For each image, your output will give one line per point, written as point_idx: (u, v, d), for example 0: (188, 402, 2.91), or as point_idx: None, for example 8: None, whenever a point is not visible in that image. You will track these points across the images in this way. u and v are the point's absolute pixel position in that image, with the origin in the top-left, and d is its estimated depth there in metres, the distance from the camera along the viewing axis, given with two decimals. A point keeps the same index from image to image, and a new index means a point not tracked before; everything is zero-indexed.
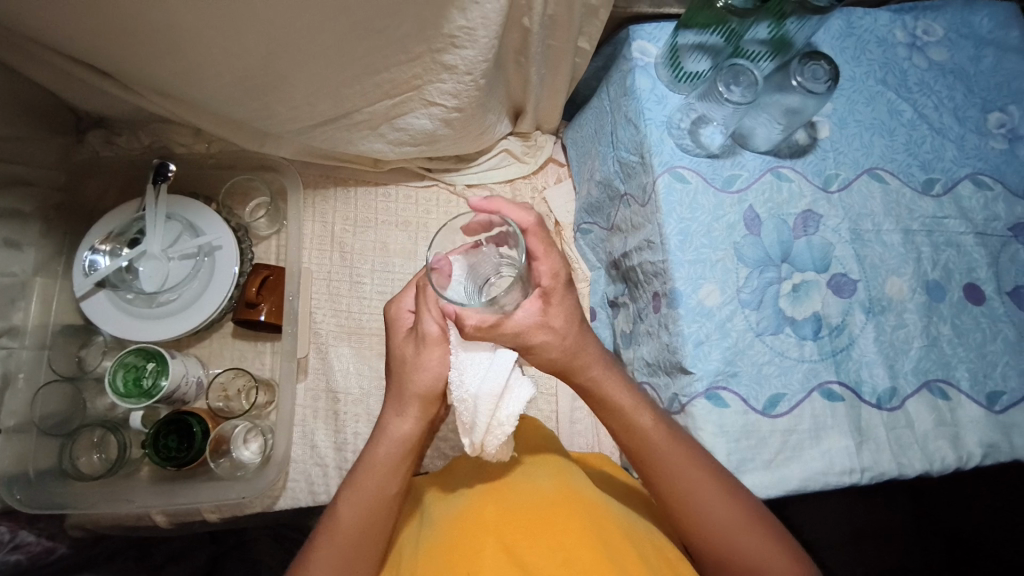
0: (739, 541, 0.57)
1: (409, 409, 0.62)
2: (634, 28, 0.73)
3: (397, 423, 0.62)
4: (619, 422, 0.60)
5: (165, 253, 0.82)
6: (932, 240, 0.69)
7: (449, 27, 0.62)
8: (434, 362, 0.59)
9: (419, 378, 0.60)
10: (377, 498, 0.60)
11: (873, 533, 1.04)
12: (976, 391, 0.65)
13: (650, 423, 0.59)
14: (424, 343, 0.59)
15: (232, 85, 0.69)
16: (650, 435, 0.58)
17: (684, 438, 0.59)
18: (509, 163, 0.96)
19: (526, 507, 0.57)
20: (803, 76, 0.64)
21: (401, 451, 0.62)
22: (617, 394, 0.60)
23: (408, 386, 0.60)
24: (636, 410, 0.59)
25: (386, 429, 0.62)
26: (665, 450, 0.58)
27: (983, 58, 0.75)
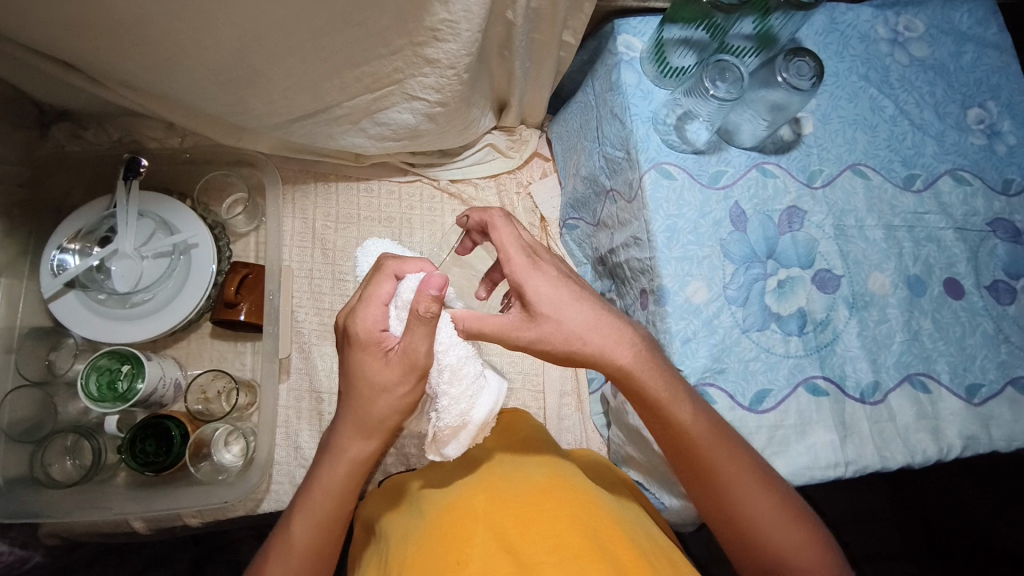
0: (770, 530, 0.57)
1: (374, 436, 0.57)
2: (619, 22, 0.72)
3: (358, 446, 0.57)
4: (658, 416, 0.57)
5: (138, 251, 0.79)
6: (913, 235, 0.69)
7: (431, 19, 0.60)
8: (413, 392, 0.55)
9: (390, 404, 0.55)
10: (329, 516, 0.59)
11: (854, 520, 1.06)
12: (956, 383, 0.66)
13: (692, 417, 0.56)
14: (407, 371, 0.53)
15: (206, 79, 0.66)
16: (690, 429, 0.56)
17: (720, 428, 0.57)
18: (494, 157, 0.95)
19: (517, 495, 0.57)
20: (788, 72, 0.64)
21: (357, 472, 0.59)
22: (653, 385, 0.56)
23: (374, 415, 0.55)
24: (675, 404, 0.56)
25: (344, 451, 0.58)
26: (704, 442, 0.56)
27: (963, 54, 0.76)
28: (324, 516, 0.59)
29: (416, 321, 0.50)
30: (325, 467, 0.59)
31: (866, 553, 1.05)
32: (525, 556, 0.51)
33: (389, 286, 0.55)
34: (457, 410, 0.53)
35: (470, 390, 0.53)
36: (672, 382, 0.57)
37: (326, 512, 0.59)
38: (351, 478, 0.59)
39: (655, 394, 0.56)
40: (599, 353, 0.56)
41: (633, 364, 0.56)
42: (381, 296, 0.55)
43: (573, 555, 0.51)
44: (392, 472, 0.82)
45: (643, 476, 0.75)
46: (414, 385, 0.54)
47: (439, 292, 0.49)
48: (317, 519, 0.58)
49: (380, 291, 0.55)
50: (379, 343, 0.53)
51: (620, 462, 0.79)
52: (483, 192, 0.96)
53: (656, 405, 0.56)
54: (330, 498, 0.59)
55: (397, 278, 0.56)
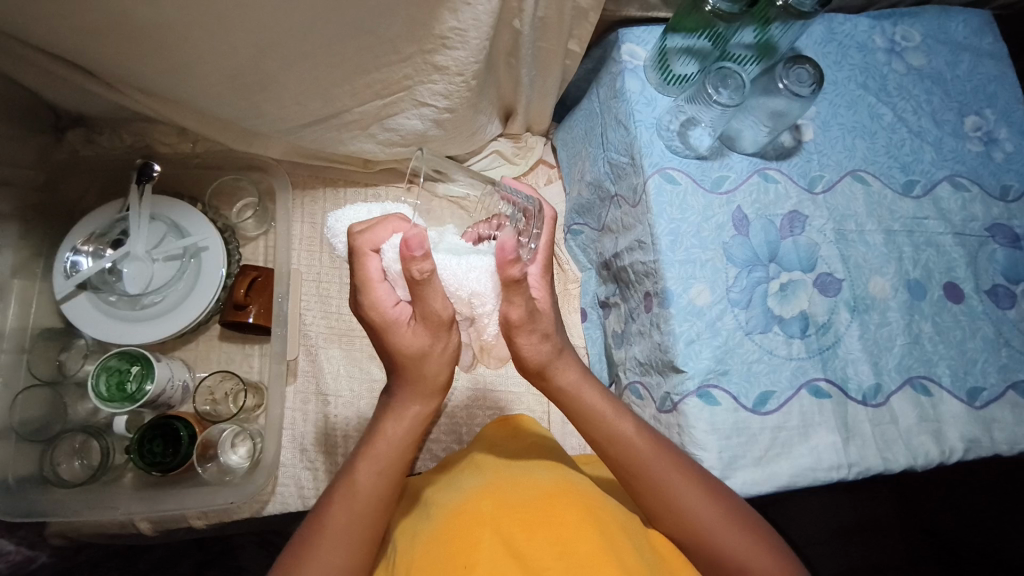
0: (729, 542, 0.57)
1: (433, 394, 0.59)
2: (622, 31, 0.74)
3: (419, 404, 0.59)
4: (601, 430, 0.59)
5: (150, 254, 0.80)
6: (913, 240, 0.71)
7: (440, 28, 0.62)
8: (451, 342, 0.55)
9: (438, 362, 0.56)
10: (394, 462, 0.59)
11: (858, 529, 1.06)
12: (957, 386, 0.67)
13: (634, 430, 0.59)
14: (442, 330, 0.53)
15: (220, 84, 0.68)
16: (634, 443, 0.58)
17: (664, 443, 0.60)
18: (501, 165, 0.96)
19: (523, 501, 0.57)
20: (789, 79, 0.65)
21: (420, 427, 0.61)
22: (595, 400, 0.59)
23: (424, 374, 0.56)
24: (617, 416, 0.59)
25: (406, 411, 0.59)
26: (648, 455, 0.58)
27: (959, 64, 0.78)
28: (390, 461, 0.59)
29: (418, 287, 0.48)
30: (389, 422, 0.60)
31: (870, 562, 1.04)
32: (530, 563, 0.51)
33: (376, 259, 0.52)
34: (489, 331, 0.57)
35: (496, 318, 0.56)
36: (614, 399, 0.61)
37: (387, 466, 0.59)
38: (415, 428, 0.60)
39: (597, 408, 0.59)
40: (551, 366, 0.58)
41: (582, 386, 0.59)
42: (374, 275, 0.53)
43: (580, 565, 0.51)
44: None
45: None
46: (450, 335, 0.55)
47: (424, 249, 0.45)
48: (385, 460, 0.59)
49: (370, 272, 0.52)
50: (403, 320, 0.54)
51: None
52: None
53: (596, 419, 0.59)
54: (392, 454, 0.59)
55: (379, 251, 0.52)
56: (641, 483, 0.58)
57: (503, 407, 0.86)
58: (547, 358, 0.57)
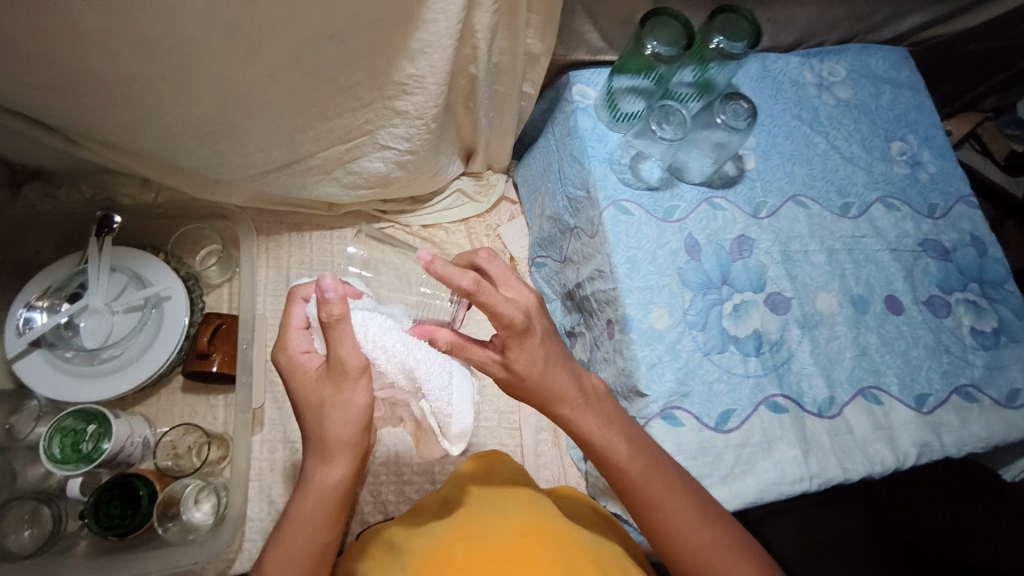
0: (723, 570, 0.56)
1: (340, 457, 0.57)
2: (573, 73, 0.77)
3: (323, 472, 0.57)
4: (598, 456, 0.57)
5: (109, 307, 0.79)
6: (853, 257, 0.75)
7: (399, 75, 0.65)
8: (357, 396, 0.54)
9: (341, 419, 0.55)
10: (303, 553, 0.56)
11: None
12: (905, 394, 0.70)
13: (628, 457, 0.57)
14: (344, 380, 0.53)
15: (182, 134, 0.69)
16: (628, 472, 0.56)
17: (660, 467, 0.58)
18: (463, 203, 1.00)
19: (497, 544, 0.57)
20: (726, 114, 0.70)
21: (331, 499, 0.58)
22: (592, 428, 0.57)
23: (327, 434, 0.55)
24: (612, 443, 0.57)
25: (312, 478, 0.58)
26: (644, 483, 0.56)
27: (882, 95, 0.85)
28: (301, 553, 0.56)
29: (330, 328, 0.49)
30: (304, 501, 0.57)
31: None
32: None
33: (303, 306, 0.55)
34: (442, 401, 0.56)
35: (443, 383, 0.56)
36: (613, 423, 0.57)
37: (300, 557, 0.56)
38: (324, 504, 0.58)
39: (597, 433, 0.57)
40: (549, 400, 0.55)
41: (580, 409, 0.56)
42: (295, 322, 0.55)
43: None
44: (369, 521, 0.81)
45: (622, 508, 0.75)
46: (357, 389, 0.54)
47: (337, 292, 0.48)
48: (297, 552, 0.56)
49: (293, 316, 0.55)
50: (308, 367, 0.55)
51: (597, 495, 0.80)
52: (452, 236, 1.01)
53: (591, 443, 0.57)
54: (303, 538, 0.56)
55: (305, 300, 0.55)
56: (637, 507, 0.57)
57: (475, 443, 0.86)
58: (541, 382, 0.54)
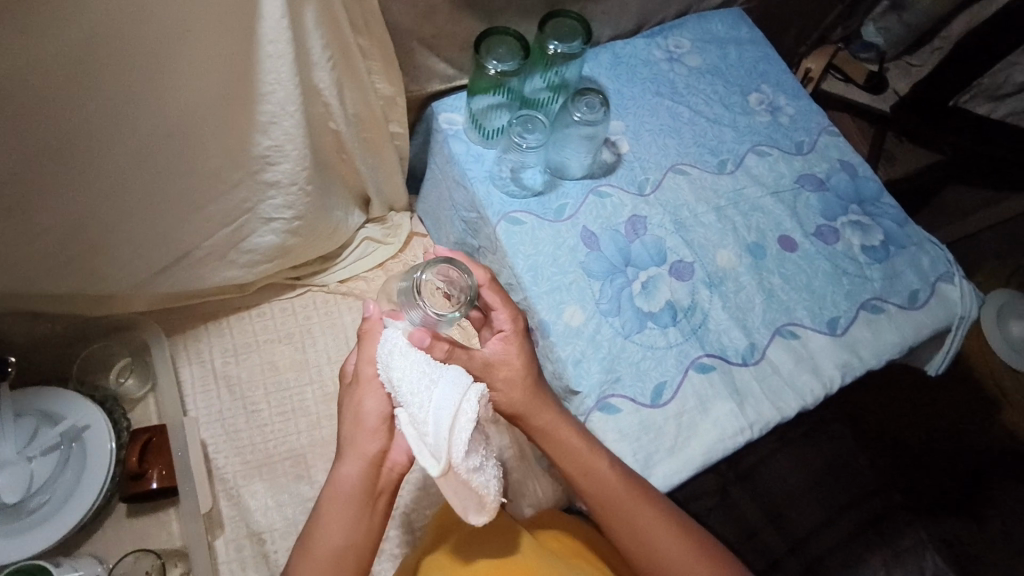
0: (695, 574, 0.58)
1: (368, 453, 0.52)
2: (435, 104, 0.79)
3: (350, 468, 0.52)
4: (582, 471, 0.58)
5: (24, 454, 0.76)
6: (740, 209, 0.78)
7: (258, 149, 0.66)
8: (378, 394, 0.52)
9: (368, 410, 0.52)
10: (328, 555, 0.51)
11: (831, 471, 1.09)
12: (817, 322, 0.73)
13: (609, 469, 0.58)
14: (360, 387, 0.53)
15: (45, 262, 0.68)
16: (612, 486, 0.58)
17: (636, 479, 0.60)
18: (375, 249, 0.99)
19: None
20: (581, 110, 0.71)
21: (361, 500, 0.51)
22: (573, 444, 0.59)
23: (355, 426, 0.52)
24: (594, 455, 0.58)
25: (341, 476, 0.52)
26: (624, 494, 0.58)
27: (728, 54, 0.90)
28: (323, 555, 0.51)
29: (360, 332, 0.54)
30: (323, 498, 0.52)
31: (856, 499, 1.06)
32: None
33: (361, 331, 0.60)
34: (421, 423, 0.48)
35: (425, 400, 0.48)
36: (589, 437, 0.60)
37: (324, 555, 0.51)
38: (341, 496, 0.51)
39: (575, 447, 0.59)
40: (525, 413, 0.58)
41: (560, 426, 0.59)
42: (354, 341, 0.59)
43: None
44: None
45: None
46: (377, 386, 0.53)
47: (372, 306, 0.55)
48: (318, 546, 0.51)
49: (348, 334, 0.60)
50: (348, 378, 0.56)
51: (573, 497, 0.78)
52: (373, 283, 0.99)
53: (571, 460, 0.59)
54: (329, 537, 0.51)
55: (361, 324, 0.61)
56: (616, 523, 0.58)
57: None
58: (530, 391, 0.58)
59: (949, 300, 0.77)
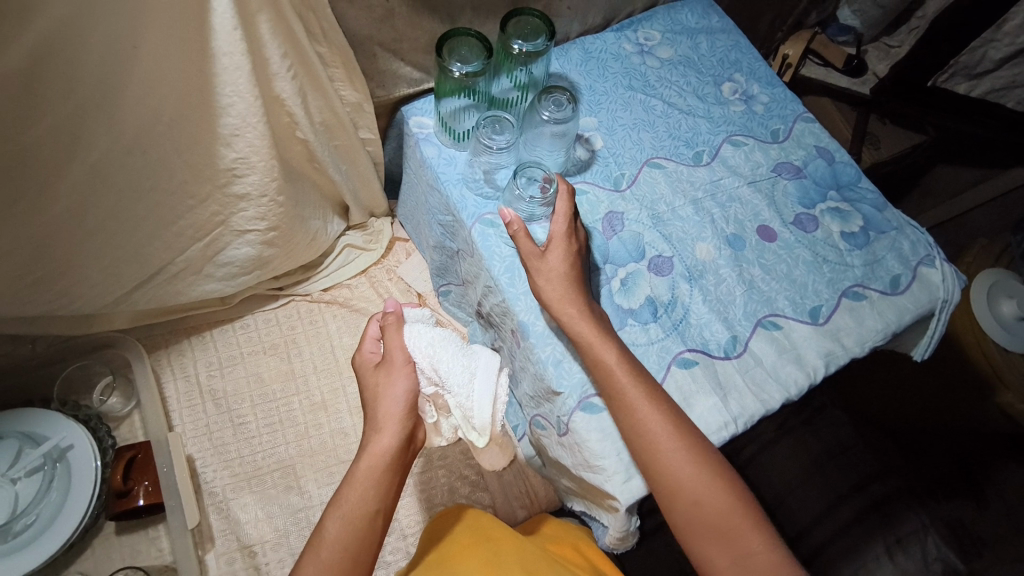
0: (691, 472, 0.58)
1: (393, 428, 0.60)
2: (405, 108, 0.78)
3: (374, 441, 0.60)
4: (588, 356, 0.61)
5: (8, 475, 0.74)
6: (717, 201, 0.78)
7: (224, 162, 0.66)
8: (402, 380, 0.63)
9: (392, 395, 0.62)
10: (361, 512, 0.56)
11: (829, 454, 1.07)
12: (799, 312, 0.72)
13: (616, 360, 0.60)
14: (391, 372, 0.63)
15: (15, 285, 0.68)
16: (614, 371, 0.60)
17: (643, 376, 0.61)
18: (357, 256, 0.99)
19: None
20: (549, 109, 0.70)
21: (388, 468, 0.59)
22: (582, 331, 0.61)
23: (381, 407, 0.62)
24: (601, 344, 0.61)
25: (366, 447, 0.60)
26: (627, 382, 0.59)
27: (700, 45, 0.89)
28: (355, 512, 0.56)
29: (387, 327, 0.66)
30: (353, 468, 0.59)
31: (853, 483, 1.04)
32: None
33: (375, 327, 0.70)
34: (466, 396, 0.74)
35: (468, 380, 0.73)
36: (600, 328, 0.62)
37: (356, 510, 0.56)
38: (375, 467, 0.58)
39: (583, 334, 0.61)
40: (549, 298, 0.63)
41: (576, 319, 0.62)
42: (370, 332, 0.69)
43: None
44: None
45: (587, 505, 0.70)
46: (402, 374, 0.63)
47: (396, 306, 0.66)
48: (351, 510, 0.56)
49: (369, 328, 0.69)
50: (370, 364, 0.66)
51: (565, 497, 0.75)
52: (357, 290, 0.99)
53: (582, 345, 0.61)
54: (360, 495, 0.57)
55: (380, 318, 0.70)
56: (618, 413, 0.59)
57: None
58: (562, 282, 0.64)
59: (932, 284, 0.76)
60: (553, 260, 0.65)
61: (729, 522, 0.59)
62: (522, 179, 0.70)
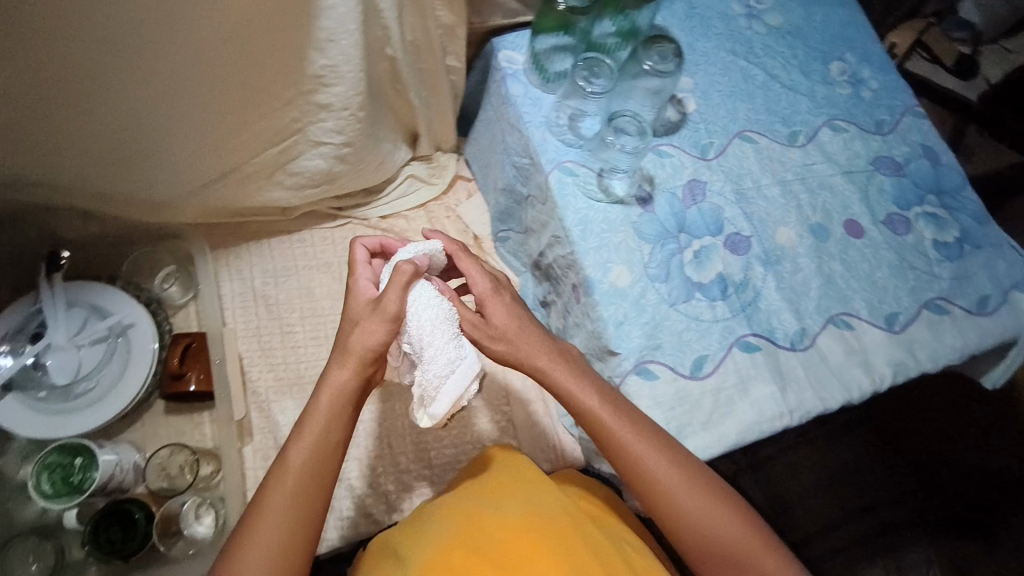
0: (689, 500, 0.55)
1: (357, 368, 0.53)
2: (496, 40, 0.74)
3: (336, 374, 0.53)
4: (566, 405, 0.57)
5: (74, 342, 0.79)
6: (808, 186, 0.73)
7: (312, 67, 0.65)
8: (379, 329, 0.53)
9: (366, 333, 0.53)
10: (320, 452, 0.52)
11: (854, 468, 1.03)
12: (875, 316, 0.68)
13: (599, 402, 0.56)
14: (375, 316, 0.53)
15: (108, 158, 0.70)
16: (597, 415, 0.56)
17: (632, 413, 0.56)
18: (418, 187, 0.98)
19: (494, 545, 0.57)
20: (653, 59, 0.74)
21: (348, 403, 0.54)
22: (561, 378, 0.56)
23: (353, 341, 0.53)
24: (579, 389, 0.56)
25: (325, 379, 0.53)
26: (612, 424, 0.55)
27: (814, 16, 0.82)
28: (317, 451, 0.52)
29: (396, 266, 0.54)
30: (308, 406, 0.53)
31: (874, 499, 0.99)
32: None
33: (363, 251, 0.59)
34: (430, 379, 0.52)
35: (444, 364, 0.52)
36: (581, 370, 0.58)
37: (317, 450, 0.52)
38: (335, 404, 0.53)
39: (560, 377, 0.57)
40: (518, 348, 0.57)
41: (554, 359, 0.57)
42: (361, 258, 0.58)
43: None
44: (371, 509, 0.84)
45: None
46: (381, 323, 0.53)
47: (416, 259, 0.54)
48: (316, 441, 0.52)
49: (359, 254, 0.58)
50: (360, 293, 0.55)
51: (592, 458, 0.77)
52: (413, 223, 0.98)
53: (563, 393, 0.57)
54: (320, 435, 0.52)
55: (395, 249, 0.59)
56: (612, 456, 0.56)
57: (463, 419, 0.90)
58: (521, 333, 0.57)
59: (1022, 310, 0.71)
60: (497, 319, 0.57)
61: (741, 550, 0.55)
62: (619, 129, 0.71)
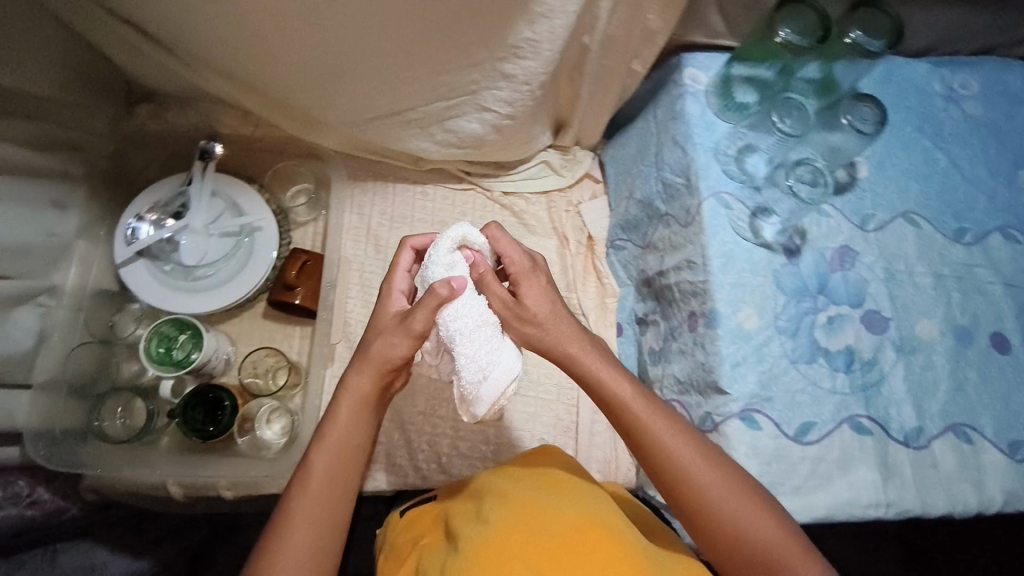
0: (721, 500, 0.53)
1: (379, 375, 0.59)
2: (686, 55, 0.75)
3: (356, 379, 0.59)
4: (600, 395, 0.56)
5: (207, 228, 0.84)
6: (962, 286, 0.70)
7: (515, 37, 0.66)
8: (401, 342, 0.57)
9: (393, 346, 0.57)
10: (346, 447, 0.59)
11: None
12: (999, 437, 0.65)
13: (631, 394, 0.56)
14: (400, 329, 0.56)
15: (298, 70, 0.73)
16: (628, 407, 0.55)
17: (662, 411, 0.56)
18: (546, 174, 0.97)
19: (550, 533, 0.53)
20: (853, 116, 0.74)
21: (369, 399, 0.60)
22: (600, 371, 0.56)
23: (375, 352, 0.58)
24: (614, 378, 0.56)
25: (346, 383, 0.60)
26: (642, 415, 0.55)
27: (1015, 117, 0.78)
28: (338, 445, 0.59)
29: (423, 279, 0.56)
30: (335, 405, 0.60)
31: None
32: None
33: (410, 255, 0.62)
34: (470, 376, 0.53)
35: (480, 365, 0.53)
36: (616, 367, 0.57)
37: (337, 445, 0.58)
38: (351, 403, 0.59)
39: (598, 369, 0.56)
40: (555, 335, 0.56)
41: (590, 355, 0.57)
42: (401, 264, 0.61)
43: None
44: (424, 468, 0.83)
45: None
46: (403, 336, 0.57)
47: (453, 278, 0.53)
48: (337, 440, 0.59)
49: (401, 260, 0.61)
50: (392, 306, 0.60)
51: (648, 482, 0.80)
52: (533, 207, 0.97)
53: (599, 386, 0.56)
54: (342, 433, 0.59)
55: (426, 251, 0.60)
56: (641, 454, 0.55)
57: (533, 412, 0.87)
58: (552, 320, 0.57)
59: None
60: (530, 301, 0.57)
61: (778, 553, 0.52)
62: (800, 175, 0.73)
